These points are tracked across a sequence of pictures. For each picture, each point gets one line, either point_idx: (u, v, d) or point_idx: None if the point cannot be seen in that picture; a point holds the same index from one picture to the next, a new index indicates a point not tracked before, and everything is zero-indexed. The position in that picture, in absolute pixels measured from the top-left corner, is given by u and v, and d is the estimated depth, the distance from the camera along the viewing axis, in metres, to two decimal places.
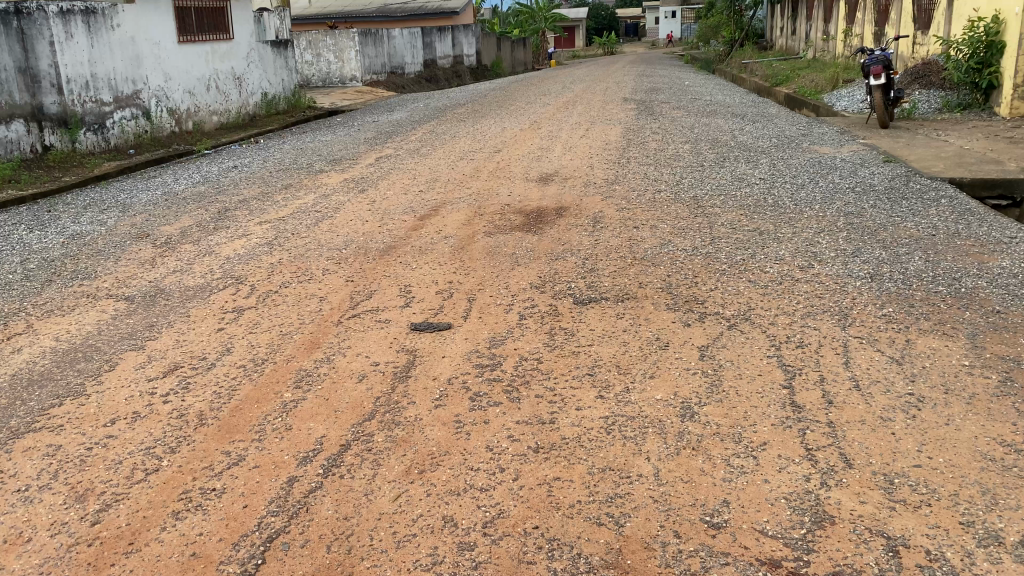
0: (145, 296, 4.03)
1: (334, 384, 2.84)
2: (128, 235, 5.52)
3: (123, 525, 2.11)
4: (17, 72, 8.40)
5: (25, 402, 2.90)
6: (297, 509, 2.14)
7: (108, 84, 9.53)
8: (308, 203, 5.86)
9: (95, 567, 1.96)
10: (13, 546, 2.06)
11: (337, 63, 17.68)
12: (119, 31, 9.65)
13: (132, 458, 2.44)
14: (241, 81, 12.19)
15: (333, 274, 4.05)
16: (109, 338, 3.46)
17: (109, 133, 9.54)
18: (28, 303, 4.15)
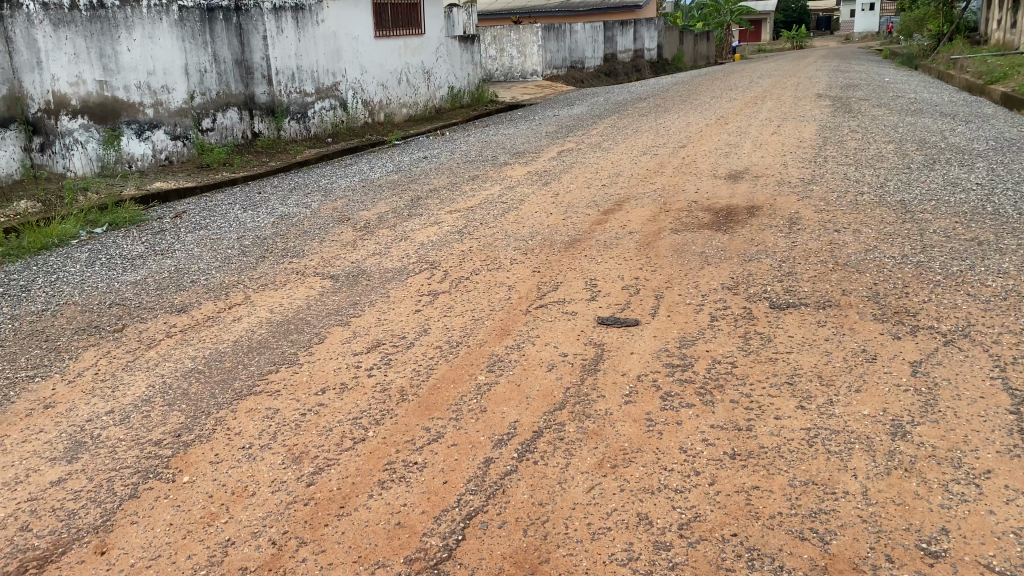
0: (348, 275, 4.28)
1: (525, 371, 2.89)
2: (331, 218, 5.89)
3: (334, 489, 2.25)
4: (233, 64, 9.17)
5: (247, 367, 3.16)
6: (494, 489, 2.20)
7: (312, 76, 10.18)
8: (494, 194, 6.00)
9: (311, 525, 2.10)
10: (241, 498, 2.25)
11: (521, 58, 17.93)
12: (324, 26, 10.29)
13: (341, 426, 2.60)
14: (430, 75, 12.66)
15: (521, 264, 4.12)
16: (317, 313, 3.70)
17: (310, 122, 10.21)
18: (245, 277, 4.52)
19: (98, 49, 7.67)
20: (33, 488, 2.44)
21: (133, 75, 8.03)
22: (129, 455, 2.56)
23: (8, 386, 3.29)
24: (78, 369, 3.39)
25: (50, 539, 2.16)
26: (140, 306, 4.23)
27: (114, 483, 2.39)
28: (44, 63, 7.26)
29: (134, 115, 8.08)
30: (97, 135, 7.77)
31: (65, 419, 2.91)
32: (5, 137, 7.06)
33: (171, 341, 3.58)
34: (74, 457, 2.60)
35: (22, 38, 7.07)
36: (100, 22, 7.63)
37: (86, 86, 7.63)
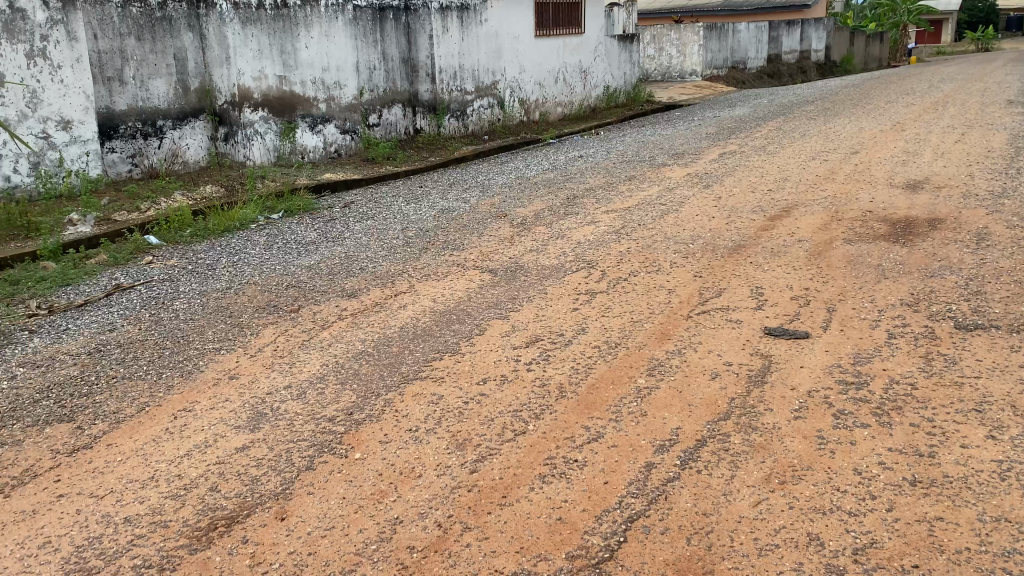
0: (507, 270, 4.35)
1: (687, 377, 2.84)
2: (489, 213, 6.00)
3: (496, 478, 2.30)
4: (400, 62, 9.52)
5: (412, 353, 3.28)
6: (656, 495, 2.17)
7: (473, 74, 10.41)
8: (653, 195, 5.92)
9: (475, 512, 2.15)
10: (408, 479, 2.33)
11: (680, 57, 17.62)
12: (486, 25, 10.49)
13: (502, 418, 2.64)
14: (587, 74, 12.66)
15: (682, 268, 4.04)
16: (478, 305, 3.79)
17: (468, 120, 10.45)
18: (409, 267, 4.69)
19: (280, 46, 8.18)
20: (220, 453, 2.63)
21: (309, 71, 8.49)
22: (306, 429, 2.71)
23: (198, 356, 3.57)
24: (259, 345, 3.63)
25: (237, 500, 2.32)
26: (313, 289, 4.47)
27: (293, 454, 2.55)
28: (232, 59, 7.83)
29: (309, 109, 8.56)
30: (275, 127, 8.28)
31: (248, 390, 3.13)
32: (195, 126, 7.85)
33: (343, 323, 3.77)
34: (257, 427, 2.79)
35: (214, 35, 7.72)
36: (282, 20, 8.13)
37: (268, 81, 8.14)
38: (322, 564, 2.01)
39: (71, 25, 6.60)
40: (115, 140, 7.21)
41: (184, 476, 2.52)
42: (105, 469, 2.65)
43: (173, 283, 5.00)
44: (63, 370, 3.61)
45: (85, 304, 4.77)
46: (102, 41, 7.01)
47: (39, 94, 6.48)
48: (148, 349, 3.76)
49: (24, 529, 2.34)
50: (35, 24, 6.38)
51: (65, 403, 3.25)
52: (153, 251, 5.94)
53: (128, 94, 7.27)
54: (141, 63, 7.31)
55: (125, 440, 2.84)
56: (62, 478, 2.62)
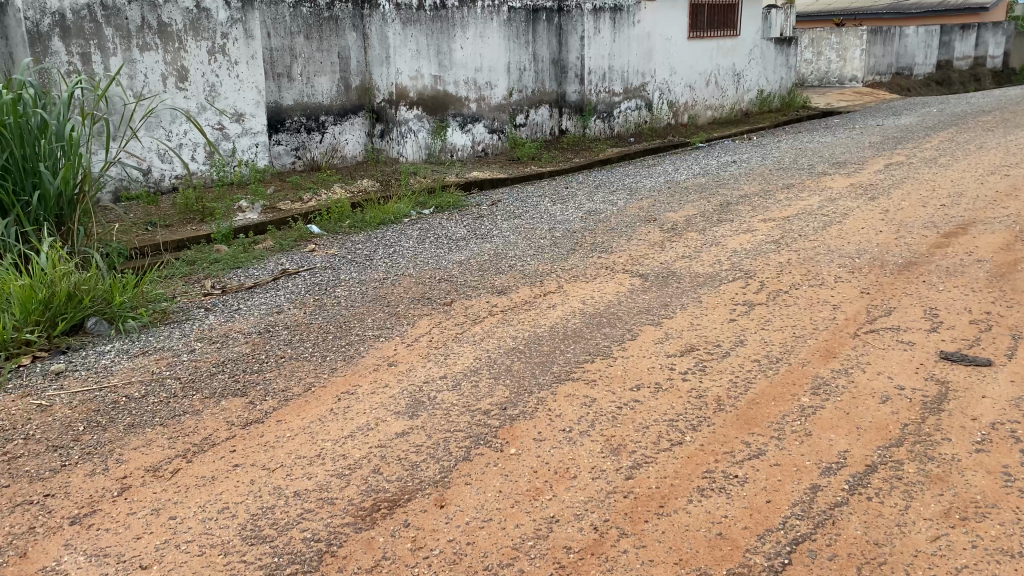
0: (659, 276, 4.29)
1: (854, 399, 2.70)
2: (639, 217, 5.94)
3: (653, 486, 2.27)
4: (550, 63, 9.60)
5: (563, 354, 3.29)
6: (822, 519, 2.09)
7: (622, 76, 10.32)
8: (813, 205, 5.69)
9: (632, 519, 2.13)
10: (563, 479, 2.34)
11: (840, 62, 16.81)
12: (639, 27, 10.39)
13: (658, 426, 2.61)
14: (739, 78, 12.31)
15: (847, 283, 3.86)
16: (629, 310, 3.75)
17: (615, 122, 10.37)
18: (558, 267, 4.71)
19: (436, 47, 8.43)
20: (382, 437, 2.74)
21: (463, 71, 8.70)
22: (462, 419, 2.78)
23: (359, 342, 3.73)
24: (414, 335, 3.74)
25: (398, 484, 2.40)
26: (465, 284, 4.57)
27: (450, 444, 2.61)
28: (391, 59, 8.17)
29: (460, 109, 8.77)
30: (428, 125, 8.55)
31: (406, 378, 3.24)
32: (354, 122, 8.18)
33: (494, 319, 3.83)
34: (415, 414, 2.88)
35: (376, 35, 8.04)
36: (440, 22, 8.38)
37: (423, 80, 8.42)
38: (480, 555, 2.05)
39: (248, 24, 7.05)
40: (281, 134, 7.64)
41: (348, 456, 2.63)
42: (275, 444, 2.80)
43: (334, 271, 5.24)
44: (235, 347, 3.86)
45: (254, 286, 5.07)
46: (274, 39, 7.46)
47: (218, 88, 6.95)
48: (312, 332, 3.96)
49: (204, 494, 2.52)
50: (217, 22, 6.85)
51: (239, 378, 3.48)
52: (314, 239, 6.25)
53: (295, 90, 7.68)
54: (308, 61, 7.71)
55: (293, 417, 3.00)
56: (237, 449, 2.80)
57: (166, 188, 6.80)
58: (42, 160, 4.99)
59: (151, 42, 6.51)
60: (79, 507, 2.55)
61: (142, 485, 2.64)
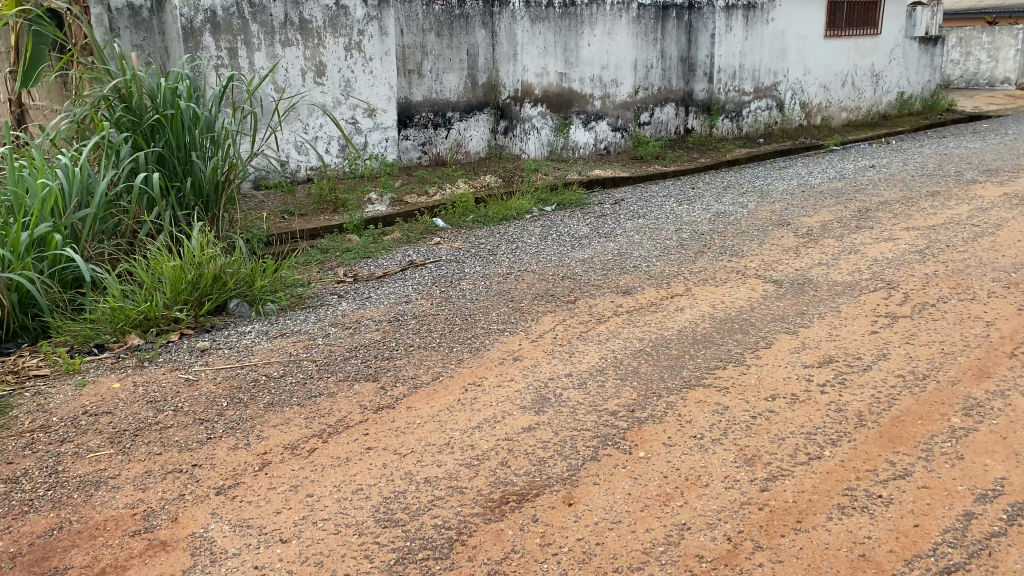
0: (793, 282, 4.14)
1: (1011, 424, 2.53)
2: (770, 221, 5.75)
3: (790, 500, 2.19)
4: (678, 61, 9.44)
5: (693, 358, 3.23)
6: (978, 549, 1.97)
7: (753, 75, 10.02)
8: (962, 214, 5.36)
9: (767, 533, 2.07)
10: (694, 487, 2.29)
11: (991, 63, 15.79)
12: (773, 24, 10.06)
13: (795, 439, 2.51)
14: (879, 78, 11.74)
15: (1001, 299, 3.62)
16: (761, 316, 3.64)
17: (743, 122, 10.08)
18: (686, 269, 4.63)
19: (564, 44, 8.44)
20: (509, 430, 2.76)
21: (589, 69, 8.67)
22: (588, 419, 2.76)
23: (485, 335, 3.78)
24: (540, 331, 3.75)
25: (526, 478, 2.42)
26: (588, 282, 4.55)
27: (577, 442, 2.60)
28: (519, 55, 8.22)
29: (585, 106, 8.75)
30: (551, 122, 8.58)
31: (531, 373, 3.26)
32: (479, 119, 8.28)
33: (619, 319, 3.80)
34: (541, 410, 2.88)
35: (505, 32, 8.11)
36: (569, 19, 8.39)
37: (549, 77, 8.43)
38: (610, 557, 2.03)
39: (384, 21, 7.25)
40: (410, 129, 7.83)
41: (476, 447, 2.67)
42: (406, 430, 2.87)
43: (459, 264, 5.32)
44: (366, 334, 3.99)
45: (383, 276, 5.22)
46: (407, 36, 7.64)
47: (353, 83, 7.18)
48: (439, 323, 4.04)
49: (339, 474, 2.61)
50: (354, 19, 7.08)
51: (370, 363, 3.59)
52: (439, 233, 6.38)
53: (424, 87, 7.85)
54: (438, 58, 7.85)
55: (422, 405, 3.07)
56: (369, 433, 2.89)
57: (301, 179, 7.09)
58: (194, 150, 5.33)
59: (292, 38, 6.79)
60: (223, 479, 2.69)
61: (281, 462, 2.76)
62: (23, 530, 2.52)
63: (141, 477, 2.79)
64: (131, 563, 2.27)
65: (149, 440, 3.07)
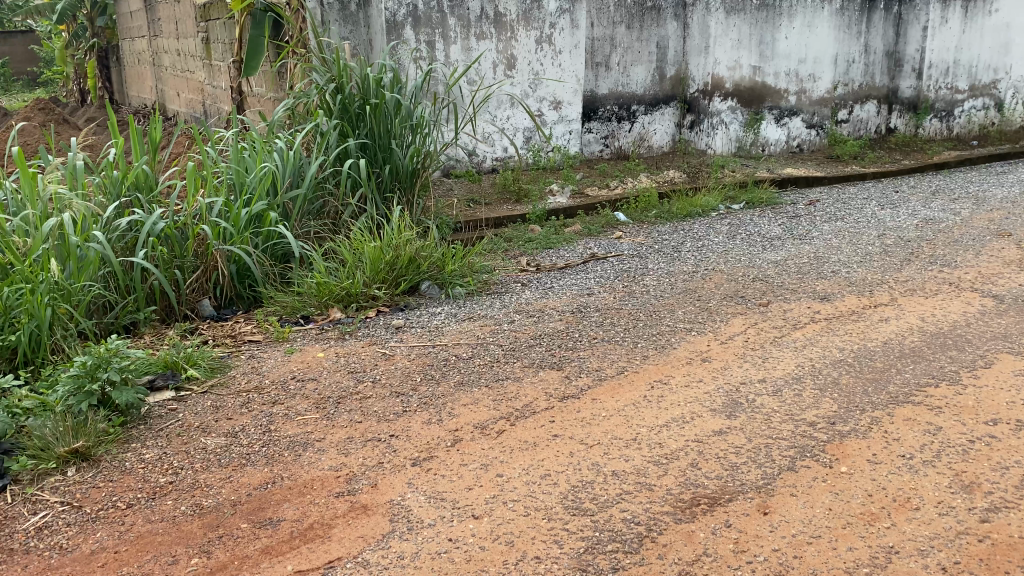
0: (1017, 299, 3.79)
1: None
2: (988, 230, 5.29)
3: (1015, 536, 2.03)
4: (883, 55, 8.86)
5: (900, 372, 3.03)
6: None
7: (969, 71, 9.16)
8: None
9: (988, 567, 1.92)
10: (903, 508, 2.16)
11: None
12: (996, 16, 9.08)
13: (1020, 469, 2.31)
14: None
15: None
16: (980, 334, 3.35)
17: (954, 122, 9.27)
18: (890, 277, 4.35)
19: (759, 36, 8.12)
20: (699, 431, 2.71)
21: (785, 63, 8.29)
22: (784, 427, 2.66)
23: (672, 333, 3.72)
24: (730, 333, 3.65)
25: (717, 482, 2.37)
26: (781, 285, 4.37)
27: (772, 450, 2.52)
28: (711, 48, 7.99)
29: (778, 101, 8.37)
30: (741, 117, 8.25)
31: (721, 375, 3.17)
32: (665, 112, 8.23)
33: (817, 326, 3.62)
34: (733, 414, 2.81)
35: (697, 25, 7.99)
36: (766, 10, 8.04)
37: (741, 71, 8.13)
38: (810, 570, 1.96)
39: (576, 14, 7.30)
40: (594, 122, 7.86)
41: (665, 445, 2.64)
42: (592, 421, 2.89)
43: (643, 259, 5.27)
44: (551, 323, 4.04)
45: (566, 267, 5.27)
46: (597, 28, 7.66)
47: (541, 75, 7.27)
48: (623, 317, 4.03)
49: (527, 458, 2.66)
50: (547, 12, 7.17)
51: (555, 352, 3.63)
52: (622, 226, 6.35)
53: (611, 80, 7.86)
54: (627, 50, 7.82)
55: (608, 398, 3.07)
56: (556, 420, 2.92)
57: (486, 169, 7.28)
58: (394, 137, 5.60)
59: (487, 31, 6.97)
60: (419, 451, 2.82)
61: (472, 440, 2.86)
62: (242, 481, 2.77)
63: (343, 442, 2.97)
64: (336, 522, 2.43)
65: (350, 408, 3.27)
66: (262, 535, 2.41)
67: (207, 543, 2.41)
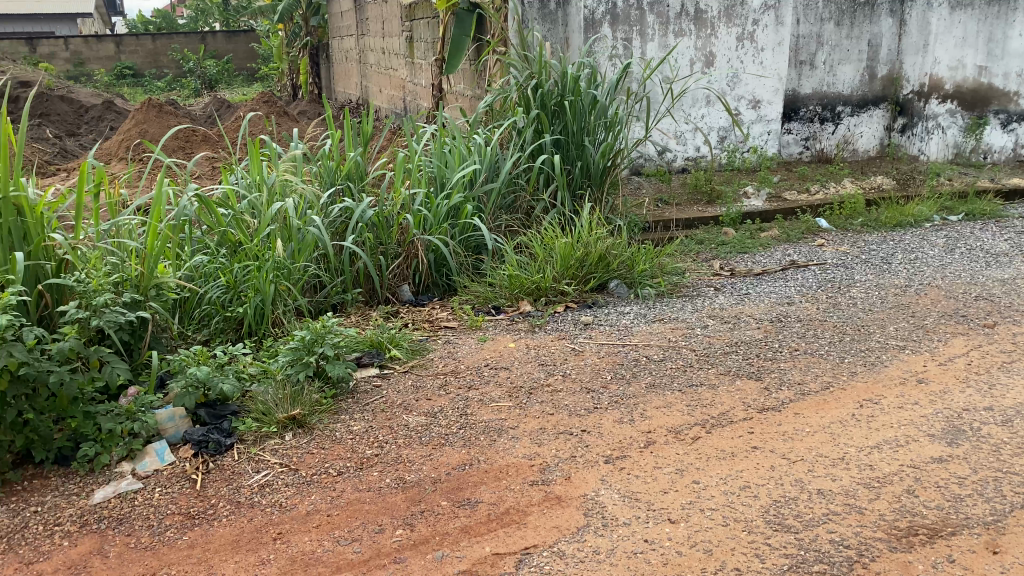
0: None
1: None
2: None
3: None
4: None
5: None
6: None
7: None
8: None
9: None
10: None
11: None
12: None
13: None
14: None
15: None
16: None
17: None
18: None
19: (989, 33, 7.36)
20: (915, 456, 2.54)
21: (1020, 62, 7.35)
22: (1016, 462, 2.46)
23: (882, 350, 3.50)
24: (949, 354, 3.39)
25: (938, 513, 2.22)
26: (1008, 306, 4.00)
27: (1003, 485, 2.34)
28: (930, 46, 7.46)
29: (1007, 104, 7.48)
30: (962, 121, 7.56)
31: (940, 400, 2.94)
32: (874, 114, 7.69)
33: None
34: (955, 442, 2.61)
35: (916, 21, 7.41)
36: (999, 5, 7.26)
37: (965, 71, 7.46)
38: None
39: (781, 10, 6.97)
40: (794, 123, 7.53)
41: (876, 467, 2.49)
42: (795, 436, 2.77)
43: (847, 269, 5.00)
44: (748, 331, 3.91)
45: (762, 273, 5.09)
46: (803, 25, 7.31)
47: (740, 73, 7.06)
48: (827, 329, 3.83)
49: (725, 467, 2.60)
50: (750, 9, 6.92)
51: (753, 361, 3.51)
52: (823, 234, 6.05)
53: (815, 78, 7.48)
54: (835, 48, 7.42)
55: (812, 413, 2.93)
56: (755, 432, 2.83)
57: (676, 168, 7.14)
58: (586, 134, 5.62)
59: (686, 28, 6.83)
60: (612, 449, 2.82)
61: (666, 443, 2.82)
62: (441, 460, 2.89)
63: (536, 432, 3.03)
64: (531, 510, 2.48)
65: (542, 400, 3.33)
66: (461, 514, 2.51)
67: (411, 516, 2.53)
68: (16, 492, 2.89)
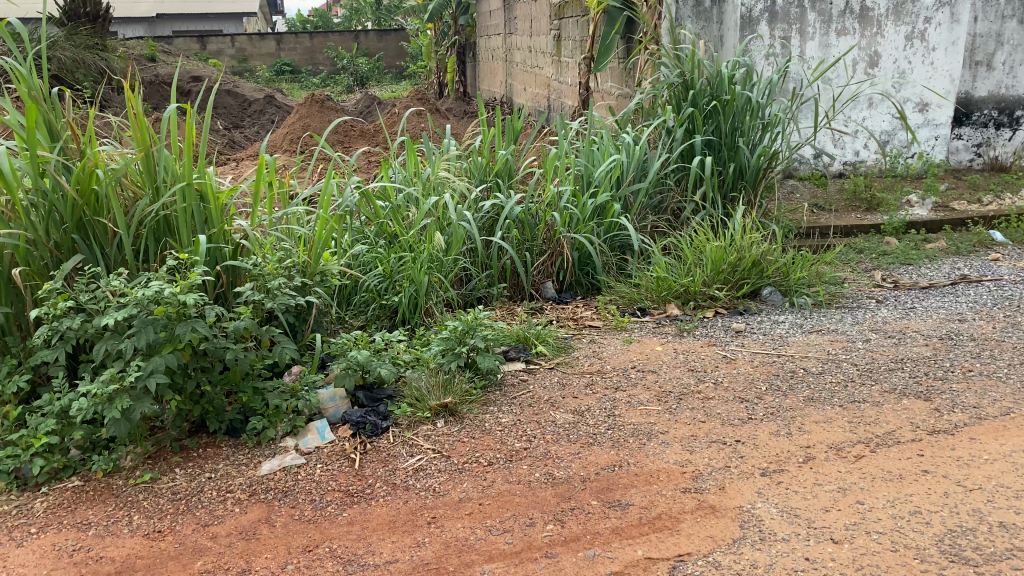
0: None
1: None
2: None
3: None
4: None
5: None
6: None
7: None
8: None
9: None
10: None
11: None
12: None
13: None
14: None
15: None
16: None
17: None
18: None
19: None
20: None
21: None
22: None
23: None
24: None
25: None
26: None
27: None
28: None
29: None
30: None
31: None
32: None
33: None
34: None
35: None
36: None
37: None
38: None
39: (957, 7, 6.46)
40: (966, 127, 7.02)
41: None
42: (971, 462, 2.60)
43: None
44: (915, 347, 3.69)
45: (929, 287, 4.79)
46: (981, 23, 6.85)
47: (908, 75, 6.62)
48: (1005, 350, 3.57)
49: (893, 489, 2.46)
50: (923, 6, 6.47)
51: (921, 380, 3.31)
52: (999, 248, 5.64)
53: (992, 80, 6.98)
54: (1018, 48, 6.88)
55: (990, 439, 2.75)
56: (925, 454, 2.67)
57: (833, 173, 6.83)
58: (741, 135, 5.45)
59: (849, 26, 6.51)
60: (768, 461, 2.74)
61: (826, 460, 2.71)
62: (589, 459, 2.89)
63: (687, 439, 2.98)
64: (684, 517, 2.44)
65: (693, 406, 3.27)
66: (612, 514, 2.50)
67: (561, 512, 2.55)
68: (193, 458, 3.12)
